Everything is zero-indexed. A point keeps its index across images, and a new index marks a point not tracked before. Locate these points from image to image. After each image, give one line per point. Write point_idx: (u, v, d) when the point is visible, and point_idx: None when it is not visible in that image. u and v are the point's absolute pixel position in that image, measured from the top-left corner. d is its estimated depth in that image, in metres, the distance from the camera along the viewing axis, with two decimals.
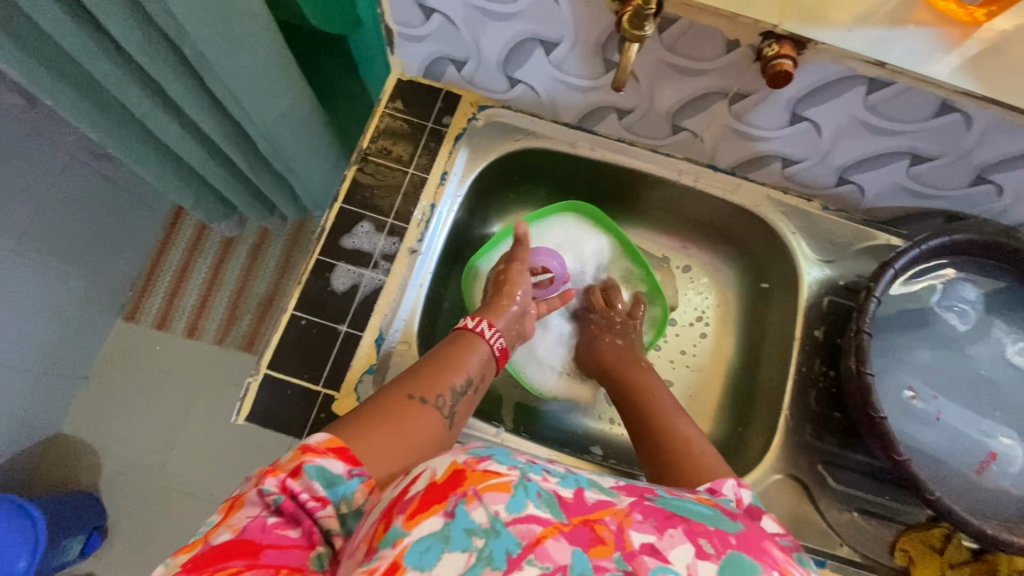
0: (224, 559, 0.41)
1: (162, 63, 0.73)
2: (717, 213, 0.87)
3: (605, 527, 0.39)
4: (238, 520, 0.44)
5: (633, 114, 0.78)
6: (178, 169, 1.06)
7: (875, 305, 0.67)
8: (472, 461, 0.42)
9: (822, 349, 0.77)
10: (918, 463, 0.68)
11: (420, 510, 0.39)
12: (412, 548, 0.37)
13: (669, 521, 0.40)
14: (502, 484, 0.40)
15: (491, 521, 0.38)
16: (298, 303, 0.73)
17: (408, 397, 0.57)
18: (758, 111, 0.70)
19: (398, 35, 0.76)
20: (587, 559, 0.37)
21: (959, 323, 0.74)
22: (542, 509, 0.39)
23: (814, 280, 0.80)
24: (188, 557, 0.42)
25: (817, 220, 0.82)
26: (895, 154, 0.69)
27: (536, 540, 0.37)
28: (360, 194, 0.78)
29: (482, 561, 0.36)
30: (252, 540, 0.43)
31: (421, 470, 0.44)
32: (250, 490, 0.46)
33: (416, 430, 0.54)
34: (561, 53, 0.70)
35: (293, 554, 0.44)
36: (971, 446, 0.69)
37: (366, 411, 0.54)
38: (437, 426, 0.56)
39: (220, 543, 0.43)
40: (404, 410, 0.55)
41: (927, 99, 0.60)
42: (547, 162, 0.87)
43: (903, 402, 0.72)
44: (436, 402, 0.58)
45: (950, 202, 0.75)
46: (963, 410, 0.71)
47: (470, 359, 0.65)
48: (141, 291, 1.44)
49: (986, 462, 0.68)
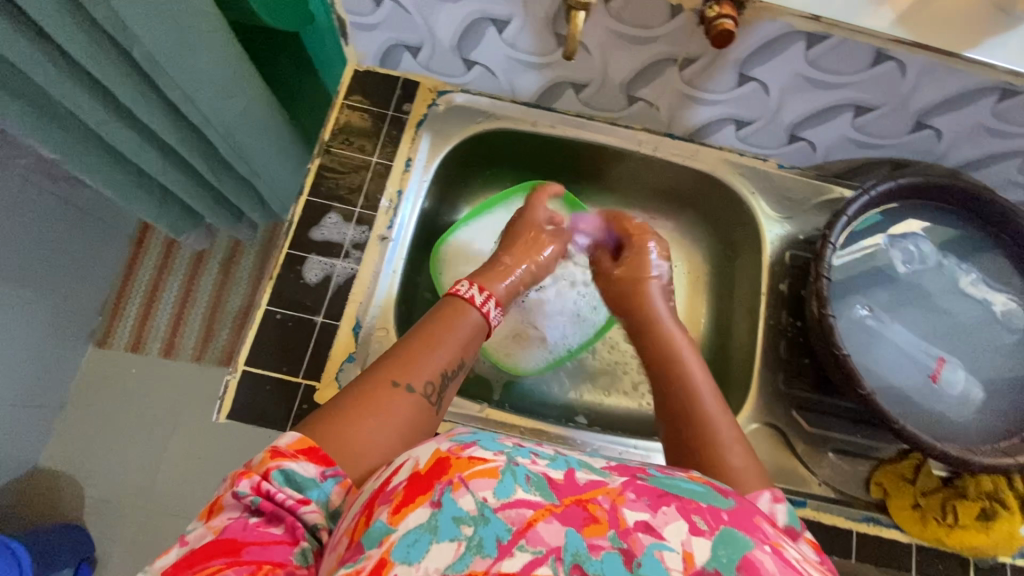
0: (206, 558, 0.41)
1: (112, 69, 0.72)
2: (679, 180, 0.89)
3: (598, 505, 0.39)
4: (219, 521, 0.44)
5: (589, 87, 0.79)
6: (138, 180, 1.04)
7: (831, 251, 0.70)
8: (457, 448, 0.42)
9: (788, 302, 0.80)
10: (870, 376, 0.73)
11: (404, 503, 0.40)
12: (399, 543, 0.38)
13: (662, 498, 0.40)
14: (487, 470, 0.41)
15: (479, 509, 0.38)
16: (271, 298, 0.72)
17: (393, 385, 0.55)
18: (707, 76, 0.72)
19: (351, 25, 0.76)
20: (580, 539, 0.38)
21: (900, 264, 0.77)
22: (531, 493, 0.40)
23: (776, 236, 0.83)
24: (174, 559, 0.42)
25: (774, 178, 0.85)
26: (840, 107, 0.72)
27: (526, 525, 0.38)
28: (325, 185, 0.78)
29: (471, 550, 0.37)
30: (233, 539, 0.43)
31: (403, 460, 0.44)
32: (227, 494, 0.46)
33: (398, 414, 0.54)
34: (513, 31, 0.71)
35: (276, 550, 0.43)
36: (918, 363, 0.73)
37: (342, 401, 0.54)
38: (421, 413, 0.56)
39: (202, 544, 0.43)
40: (387, 398, 0.54)
41: (863, 50, 0.63)
42: (509, 143, 0.88)
43: (858, 318, 0.76)
44: (423, 390, 0.56)
45: (895, 150, 0.78)
46: (915, 336, 0.75)
47: (460, 338, 0.63)
48: (112, 314, 1.42)
49: (929, 378, 0.72)
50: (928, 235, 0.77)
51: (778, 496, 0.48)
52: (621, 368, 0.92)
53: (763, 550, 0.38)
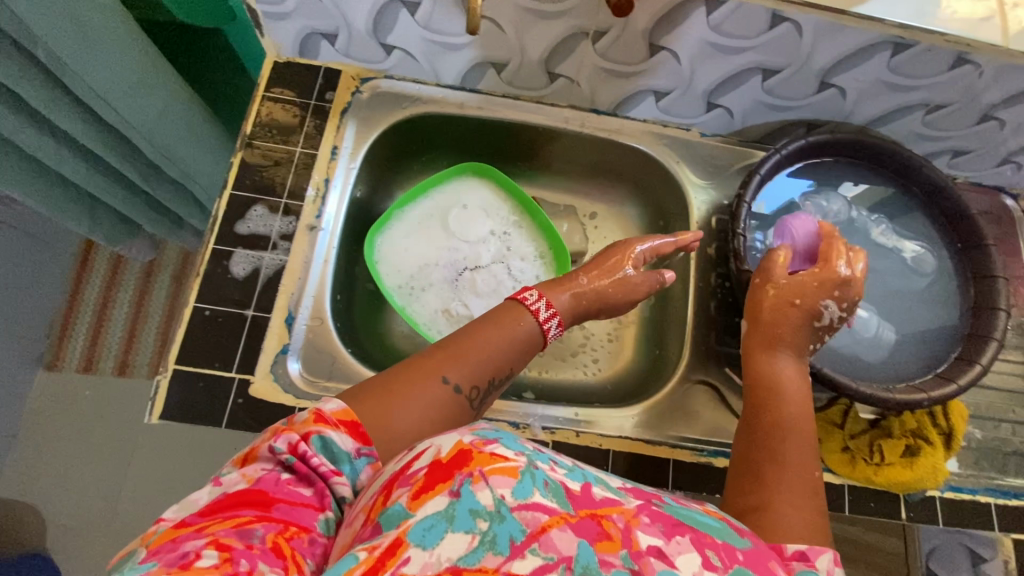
0: (235, 507, 0.39)
1: (14, 71, 0.70)
2: (609, 154, 0.91)
3: (613, 523, 0.37)
4: (253, 471, 0.42)
5: (509, 67, 0.80)
6: (65, 190, 1.01)
7: (747, 210, 0.72)
8: (479, 442, 0.40)
9: (716, 263, 0.83)
10: None
11: (425, 489, 0.37)
12: (416, 526, 0.35)
13: (677, 528, 0.39)
14: (508, 468, 0.38)
15: (496, 505, 0.36)
16: (199, 295, 0.71)
17: (444, 380, 0.54)
18: (620, 48, 0.74)
19: (263, 15, 0.75)
20: (593, 552, 0.35)
21: (814, 218, 0.79)
22: (548, 499, 0.37)
23: (702, 203, 0.86)
24: (205, 503, 0.40)
25: (697, 146, 0.88)
26: (748, 71, 0.75)
27: (541, 529, 0.36)
28: (250, 179, 0.77)
29: (484, 544, 0.35)
30: (265, 493, 0.41)
31: (425, 445, 0.41)
32: (263, 445, 0.43)
33: (438, 403, 0.53)
34: (425, 13, 0.72)
35: (303, 513, 0.41)
36: None
37: (393, 376, 0.53)
38: (458, 411, 0.54)
39: (235, 492, 0.41)
40: (435, 389, 0.53)
41: (758, 12, 0.66)
42: (438, 127, 0.88)
43: None
44: (469, 394, 0.55)
45: (806, 111, 0.81)
46: None
47: (512, 356, 0.61)
48: (60, 337, 1.37)
49: (846, 321, 0.74)
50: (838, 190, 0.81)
51: (838, 559, 0.43)
52: (566, 343, 0.92)
53: None
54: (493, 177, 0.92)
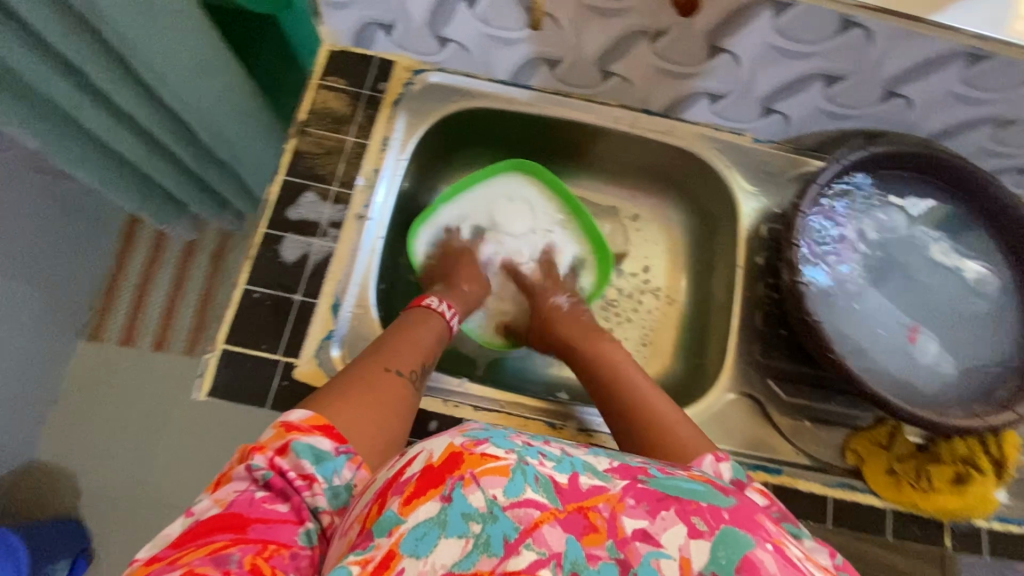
0: (213, 531, 0.45)
1: (85, 51, 0.72)
2: (657, 156, 0.90)
3: (598, 514, 0.38)
4: (226, 495, 0.48)
5: (563, 63, 0.79)
6: (120, 168, 1.04)
7: (803, 220, 0.71)
8: (469, 444, 0.41)
9: (764, 274, 0.81)
10: (852, 334, 0.73)
11: (415, 496, 0.39)
12: (409, 535, 0.38)
13: (662, 503, 0.39)
14: (499, 468, 0.39)
15: (488, 506, 0.38)
16: (249, 277, 0.73)
17: (386, 370, 0.64)
18: (678, 48, 0.73)
19: (323, 3, 0.76)
20: (580, 547, 0.37)
21: (872, 231, 0.77)
22: (539, 494, 0.39)
23: (753, 209, 0.84)
24: (182, 532, 0.46)
25: (750, 152, 0.86)
26: (811, 77, 0.73)
27: (533, 524, 0.37)
28: (302, 165, 0.78)
29: (478, 548, 0.37)
30: (241, 514, 0.47)
31: (417, 451, 0.43)
32: (235, 469, 0.50)
33: (394, 392, 0.62)
34: (484, 6, 0.71)
35: (281, 529, 0.47)
36: (901, 322, 0.74)
37: (346, 378, 0.61)
38: (410, 394, 0.64)
39: (211, 516, 0.47)
40: (384, 379, 0.62)
41: (830, 16, 0.63)
42: (487, 122, 0.88)
43: (839, 279, 0.75)
44: (410, 374, 0.65)
45: (868, 121, 0.78)
46: (892, 303, 0.75)
47: (429, 341, 0.71)
48: (102, 309, 1.43)
49: (913, 333, 0.73)
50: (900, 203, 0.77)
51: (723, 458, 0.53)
52: None
53: (765, 547, 0.37)
54: (545, 180, 0.91)
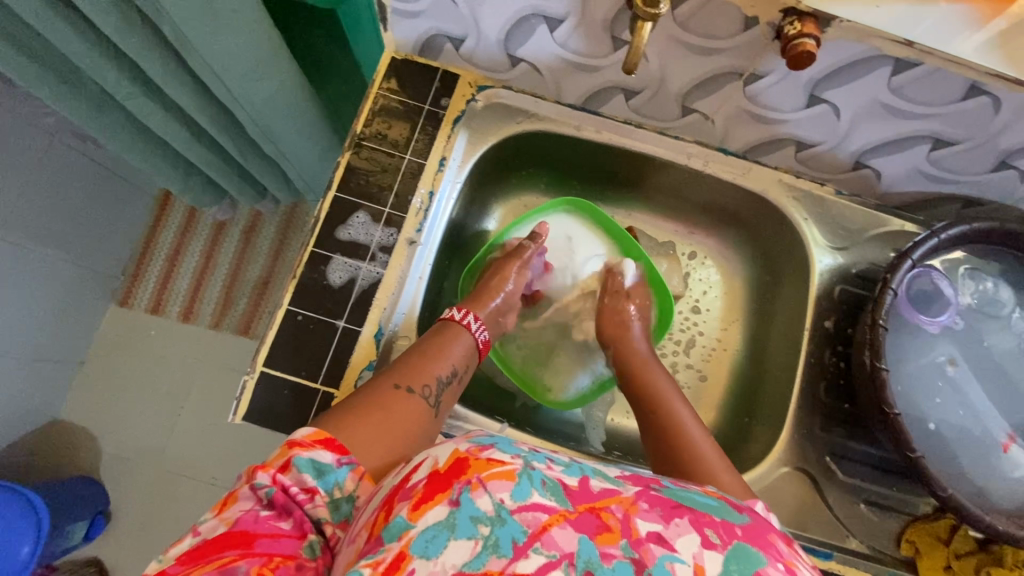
0: (219, 549, 0.41)
1: (141, 43, 0.68)
2: (727, 198, 0.84)
3: (611, 514, 0.38)
4: (231, 513, 0.44)
5: (641, 95, 0.74)
6: (164, 151, 1.02)
7: (891, 297, 0.65)
8: (475, 450, 0.41)
9: (833, 340, 0.76)
10: (929, 428, 0.69)
11: (424, 500, 0.38)
12: (418, 538, 0.36)
13: (675, 510, 0.39)
14: (505, 472, 0.39)
15: (496, 510, 0.37)
16: (293, 297, 0.70)
17: (395, 387, 0.57)
18: (772, 94, 0.66)
19: (392, 11, 0.71)
20: (593, 547, 0.36)
21: (966, 295, 0.72)
22: (547, 498, 0.38)
23: (826, 267, 0.78)
24: (184, 550, 0.42)
25: (830, 205, 0.79)
26: (916, 138, 0.66)
27: (541, 528, 0.36)
28: (355, 181, 0.75)
29: (488, 550, 0.36)
30: (244, 532, 0.43)
31: (423, 458, 0.43)
32: (241, 487, 0.45)
33: (404, 414, 0.55)
34: (564, 32, 0.66)
35: (286, 543, 0.43)
36: (995, 426, 0.69)
37: (353, 402, 0.55)
38: (425, 416, 0.57)
39: (215, 536, 0.42)
40: (393, 399, 0.56)
41: (955, 81, 0.57)
42: (549, 145, 0.83)
43: (936, 365, 0.71)
44: (423, 391, 0.58)
45: (969, 187, 0.72)
46: (990, 403, 0.70)
47: (453, 351, 0.65)
48: (133, 276, 1.37)
49: (1007, 442, 0.68)
50: (1010, 280, 0.72)
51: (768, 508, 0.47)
52: None
53: (777, 567, 0.37)
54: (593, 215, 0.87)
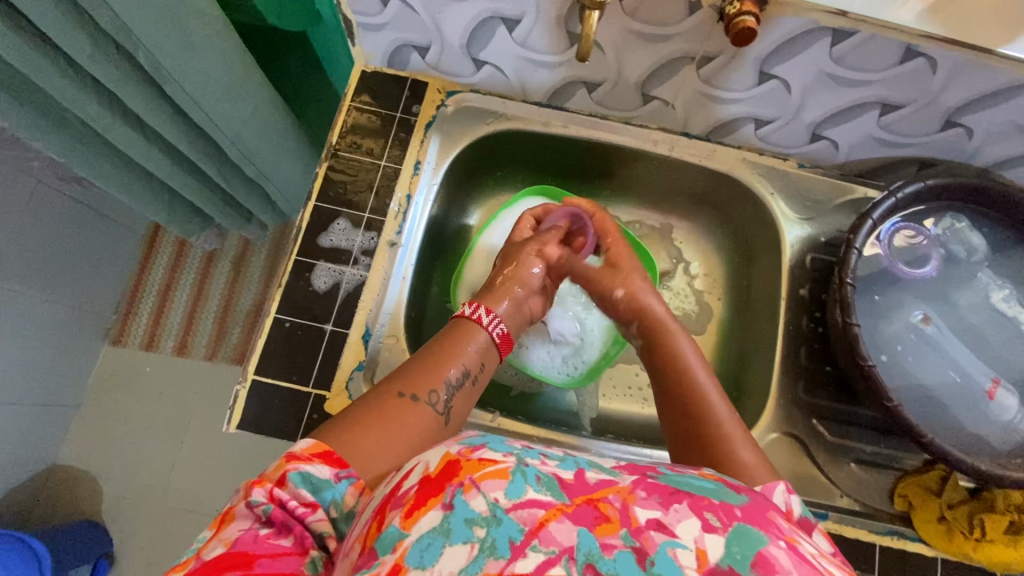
0: (218, 571, 0.40)
1: (119, 75, 0.71)
2: (696, 180, 0.87)
3: (609, 504, 0.38)
4: (230, 533, 0.43)
5: (602, 87, 0.77)
6: (147, 183, 1.04)
7: (856, 255, 0.68)
8: (466, 452, 0.41)
9: (810, 307, 0.78)
10: (913, 387, 0.71)
11: (416, 506, 0.38)
12: (413, 548, 0.36)
13: (674, 496, 0.39)
14: (498, 471, 0.39)
15: (491, 510, 0.37)
16: (280, 306, 0.71)
17: (401, 395, 0.57)
18: (724, 74, 0.70)
19: (358, 26, 0.74)
20: (593, 538, 0.36)
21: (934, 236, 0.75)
22: (542, 493, 0.38)
23: (796, 238, 0.80)
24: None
25: (793, 178, 0.82)
26: (865, 105, 0.70)
27: (538, 524, 0.37)
28: (333, 190, 0.77)
29: (485, 552, 0.35)
30: (245, 552, 0.41)
31: (414, 465, 0.43)
32: (239, 505, 0.45)
33: (408, 423, 0.55)
34: (523, 30, 0.69)
35: (286, 562, 0.42)
36: (977, 373, 0.71)
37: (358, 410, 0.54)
38: (432, 423, 0.56)
39: (214, 557, 0.41)
40: (396, 408, 0.55)
41: (890, 46, 0.60)
42: (520, 143, 0.86)
43: (914, 327, 0.73)
44: (429, 399, 0.57)
45: (922, 148, 0.75)
46: (970, 353, 0.72)
47: (465, 353, 0.64)
48: (126, 313, 1.38)
49: (994, 386, 0.70)
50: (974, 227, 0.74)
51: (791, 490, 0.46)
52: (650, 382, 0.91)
53: (779, 544, 0.36)
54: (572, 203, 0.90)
